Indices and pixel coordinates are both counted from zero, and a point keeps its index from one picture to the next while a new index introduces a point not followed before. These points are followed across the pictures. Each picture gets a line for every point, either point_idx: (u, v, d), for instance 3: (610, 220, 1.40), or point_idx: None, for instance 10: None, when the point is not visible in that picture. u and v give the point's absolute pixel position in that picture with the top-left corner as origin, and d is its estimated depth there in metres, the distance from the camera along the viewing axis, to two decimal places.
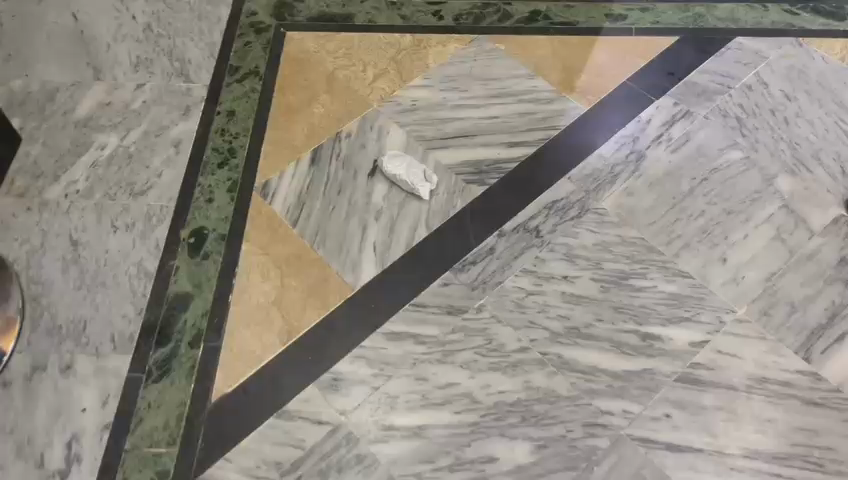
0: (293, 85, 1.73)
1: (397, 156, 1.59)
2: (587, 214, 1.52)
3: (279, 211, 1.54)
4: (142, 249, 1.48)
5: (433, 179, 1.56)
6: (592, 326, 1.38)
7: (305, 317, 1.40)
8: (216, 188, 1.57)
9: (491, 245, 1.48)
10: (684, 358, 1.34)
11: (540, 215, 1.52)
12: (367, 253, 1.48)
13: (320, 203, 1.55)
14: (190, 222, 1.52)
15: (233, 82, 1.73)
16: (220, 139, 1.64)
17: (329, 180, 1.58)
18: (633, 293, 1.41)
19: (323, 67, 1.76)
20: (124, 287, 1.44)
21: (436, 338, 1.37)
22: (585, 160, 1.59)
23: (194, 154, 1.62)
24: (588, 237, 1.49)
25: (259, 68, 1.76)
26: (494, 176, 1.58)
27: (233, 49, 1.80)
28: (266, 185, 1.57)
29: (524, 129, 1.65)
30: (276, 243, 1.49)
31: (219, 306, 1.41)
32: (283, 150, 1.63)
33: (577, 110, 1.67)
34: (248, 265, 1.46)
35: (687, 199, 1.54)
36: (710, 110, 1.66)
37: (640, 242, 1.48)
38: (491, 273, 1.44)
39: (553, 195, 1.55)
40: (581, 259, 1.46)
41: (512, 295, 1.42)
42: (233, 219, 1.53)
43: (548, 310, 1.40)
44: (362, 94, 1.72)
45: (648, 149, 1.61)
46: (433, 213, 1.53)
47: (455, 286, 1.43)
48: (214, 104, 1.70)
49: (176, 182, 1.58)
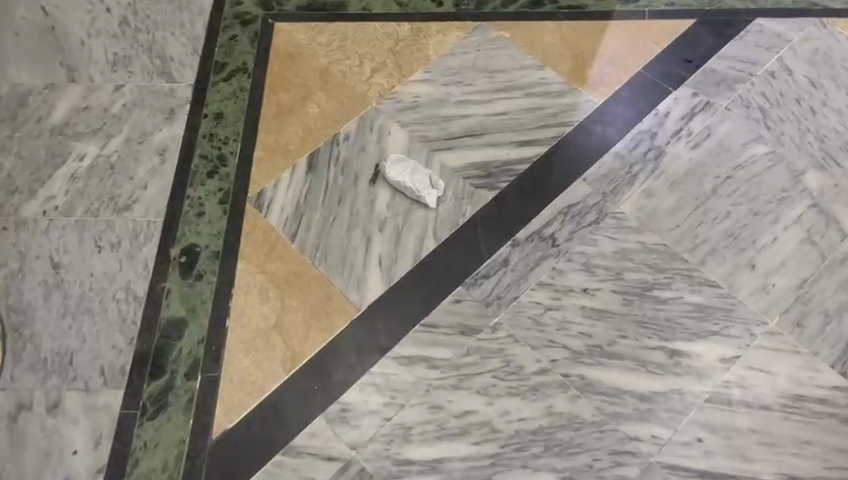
0: (284, 82, 1.61)
1: (400, 160, 1.48)
2: (605, 219, 1.42)
3: (276, 223, 1.43)
4: (129, 271, 1.38)
5: (440, 185, 1.45)
6: (616, 343, 1.29)
7: (308, 341, 1.31)
8: (207, 200, 1.46)
9: (505, 256, 1.39)
10: (715, 376, 1.26)
11: (555, 221, 1.42)
12: (373, 270, 1.38)
13: (320, 213, 1.44)
14: (180, 239, 1.42)
15: (219, 81, 1.61)
16: (208, 145, 1.53)
17: (328, 189, 1.47)
18: (658, 305, 1.33)
19: (315, 62, 1.64)
20: (112, 313, 1.34)
21: (450, 361, 1.28)
22: (601, 160, 1.50)
23: (181, 163, 1.51)
24: (606, 245, 1.40)
25: (247, 65, 1.64)
26: (504, 179, 1.48)
27: (218, 43, 1.67)
28: (260, 195, 1.47)
29: (534, 126, 1.54)
30: (274, 260, 1.39)
31: (216, 332, 1.32)
32: (277, 155, 1.51)
33: (590, 104, 1.57)
34: (245, 285, 1.36)
35: (710, 199, 1.44)
36: (731, 100, 1.56)
37: (662, 249, 1.39)
38: (506, 287, 1.35)
39: (569, 199, 1.45)
40: (601, 270, 1.37)
41: (528, 311, 1.33)
42: (227, 234, 1.42)
43: (568, 327, 1.31)
44: (358, 91, 1.60)
45: (668, 145, 1.51)
46: (441, 222, 1.43)
47: (468, 303, 1.34)
48: (200, 106, 1.58)
49: (163, 194, 1.47)
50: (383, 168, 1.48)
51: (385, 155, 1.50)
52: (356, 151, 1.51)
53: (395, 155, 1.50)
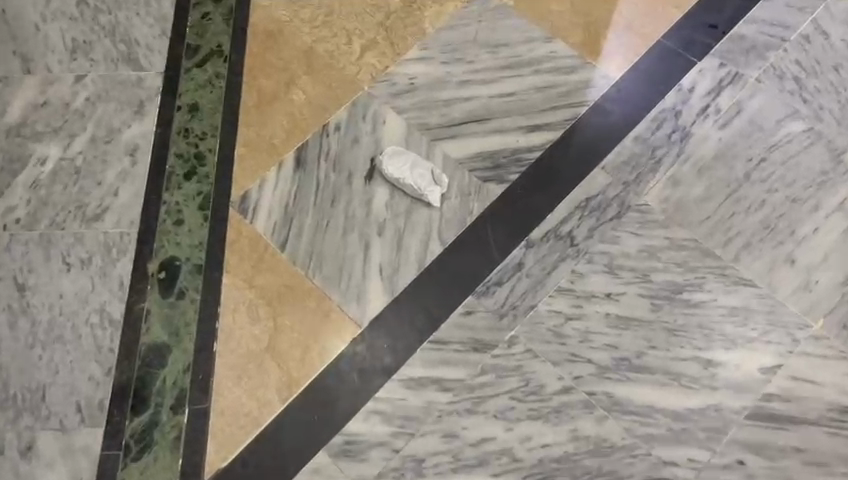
0: (264, 67, 1.45)
1: (398, 153, 1.33)
2: (628, 213, 1.29)
3: (263, 230, 1.29)
4: (103, 291, 1.24)
5: (444, 180, 1.31)
6: (645, 355, 1.17)
7: (305, 365, 1.18)
8: (186, 206, 1.32)
9: (518, 260, 1.26)
10: (755, 389, 1.14)
11: (572, 217, 1.29)
12: (373, 281, 1.24)
13: (311, 217, 1.30)
14: (158, 253, 1.28)
15: (193, 67, 1.45)
16: (183, 143, 1.38)
17: (319, 188, 1.33)
18: (689, 310, 1.21)
19: (298, 41, 1.47)
20: (86, 341, 1.20)
21: (463, 383, 1.16)
22: (620, 144, 1.35)
23: (154, 164, 1.36)
24: (630, 242, 1.26)
25: (223, 47, 1.47)
26: (514, 170, 1.33)
27: (189, 23, 1.50)
28: (244, 198, 1.32)
29: (544, 107, 1.39)
30: (262, 272, 1.25)
31: (202, 358, 1.19)
32: (261, 152, 1.36)
33: (606, 79, 1.41)
34: (232, 302, 1.23)
35: (743, 186, 1.30)
36: (762, 71, 1.40)
37: (692, 245, 1.26)
38: (521, 295, 1.22)
39: (586, 191, 1.31)
40: (625, 272, 1.24)
41: (547, 322, 1.20)
42: (209, 244, 1.28)
43: (591, 338, 1.19)
44: (348, 74, 1.43)
45: (694, 125, 1.36)
46: (447, 223, 1.29)
47: (479, 315, 1.21)
48: (172, 97, 1.42)
49: (136, 201, 1.32)
50: (380, 162, 1.33)
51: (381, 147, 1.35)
52: (349, 144, 1.36)
53: (392, 147, 1.34)
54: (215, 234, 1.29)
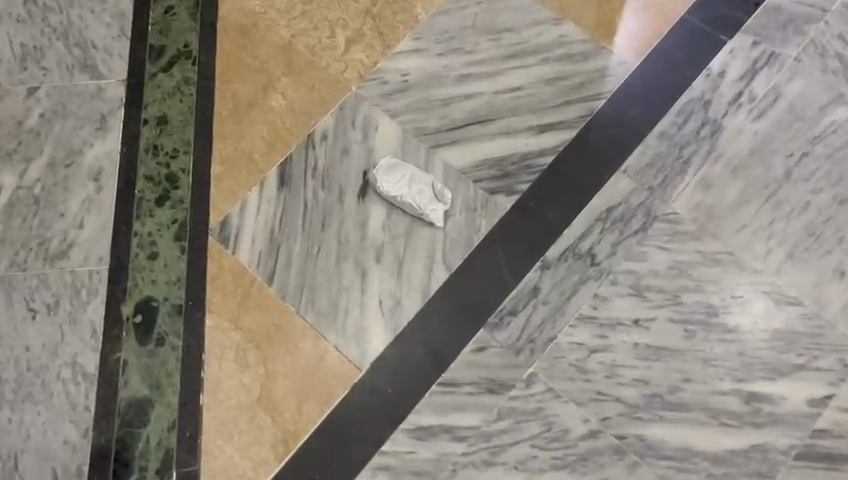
0: (238, 68, 1.28)
1: (395, 165, 1.18)
2: (654, 224, 1.15)
3: (247, 262, 1.16)
4: (74, 340, 1.12)
5: (447, 196, 1.16)
6: (679, 391, 1.05)
7: (303, 416, 1.06)
8: (160, 236, 1.18)
9: (534, 284, 1.12)
10: (803, 424, 1.03)
11: (592, 232, 1.15)
12: (372, 316, 1.11)
13: (300, 243, 1.16)
14: (132, 293, 1.15)
15: (158, 73, 1.29)
16: (152, 163, 1.23)
17: (307, 210, 1.19)
18: (727, 336, 1.08)
19: (275, 36, 1.30)
20: (59, 399, 1.09)
21: (478, 430, 1.05)
22: (644, 143, 1.20)
23: (122, 190, 1.21)
24: (658, 259, 1.13)
25: (190, 47, 1.31)
26: (524, 179, 1.19)
27: (150, 20, 1.33)
28: (224, 224, 1.18)
29: (555, 103, 1.23)
30: (249, 311, 1.12)
31: (188, 413, 1.07)
32: (240, 170, 1.21)
33: (624, 66, 1.25)
34: (217, 347, 1.11)
35: (784, 186, 1.16)
36: (801, 48, 1.24)
37: (728, 259, 1.12)
38: (538, 326, 1.10)
39: (607, 200, 1.16)
40: (654, 293, 1.11)
41: (569, 356, 1.08)
42: (189, 281, 1.15)
43: (619, 373, 1.07)
44: (332, 73, 1.27)
45: (726, 117, 1.20)
46: (452, 244, 1.15)
47: (493, 351, 1.09)
48: (136, 109, 1.27)
49: (103, 233, 1.18)
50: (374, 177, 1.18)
51: (374, 159, 1.21)
52: (338, 156, 1.22)
53: (387, 158, 1.20)
54: (194, 268, 1.16)
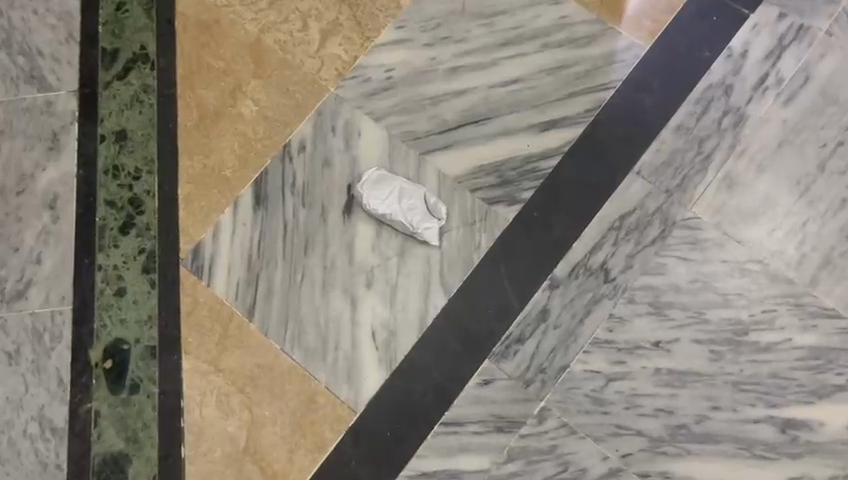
0: (201, 72, 1.15)
1: (383, 177, 1.06)
2: (674, 231, 1.03)
3: (224, 295, 1.05)
4: (40, 391, 1.02)
5: (442, 211, 1.04)
6: (707, 420, 0.96)
7: (294, 465, 0.97)
8: (126, 269, 1.07)
9: (542, 306, 1.01)
10: (844, 453, 0.94)
11: (604, 243, 1.03)
12: (365, 351, 1.01)
13: (281, 270, 1.05)
14: (100, 335, 1.04)
15: (114, 80, 1.16)
16: (113, 185, 1.11)
17: (288, 232, 1.07)
18: (759, 356, 0.98)
19: (240, 32, 1.16)
20: (27, 458, 0.99)
21: (488, 474, 0.96)
22: (659, 139, 1.07)
23: (81, 218, 1.09)
24: (679, 271, 1.01)
25: (147, 48, 1.17)
26: (527, 185, 1.07)
27: (101, 20, 1.19)
28: (196, 253, 1.07)
29: (558, 96, 1.10)
30: (230, 351, 1.02)
31: (169, 468, 0.98)
32: (210, 189, 1.09)
33: (633, 50, 1.11)
34: (197, 393, 1.01)
35: (817, 182, 1.04)
36: (833, 20, 1.10)
37: (757, 268, 1.01)
38: (549, 354, 0.99)
39: (620, 206, 1.04)
40: (676, 311, 1.00)
41: (584, 386, 0.98)
42: (161, 318, 1.04)
43: (640, 403, 0.97)
44: (307, 72, 1.13)
45: (749, 104, 1.07)
46: (450, 264, 1.04)
47: (500, 384, 0.98)
48: (91, 124, 1.14)
49: (64, 269, 1.07)
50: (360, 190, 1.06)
51: (358, 170, 1.09)
52: (319, 168, 1.09)
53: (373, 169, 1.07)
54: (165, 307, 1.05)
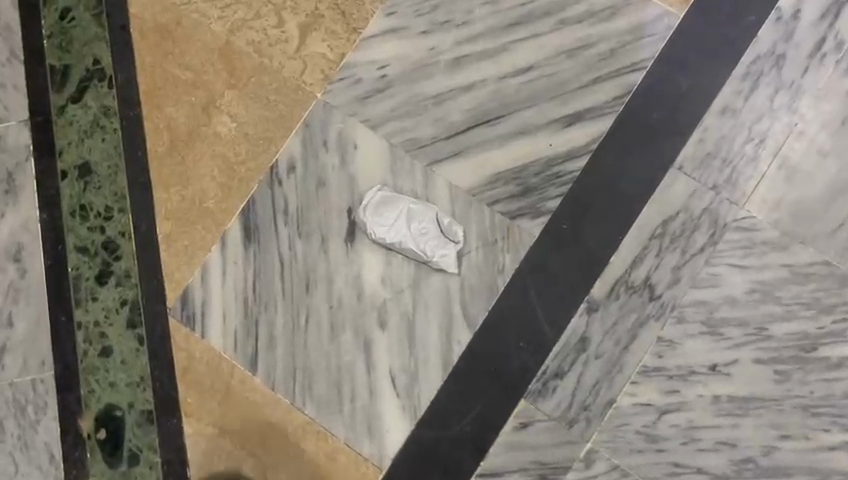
0: (167, 86, 0.99)
1: (387, 198, 0.93)
2: (726, 234, 0.90)
3: (221, 347, 0.93)
4: (33, 470, 0.92)
5: (458, 233, 0.91)
6: (776, 451, 0.85)
7: None
8: (109, 324, 0.95)
9: (581, 334, 0.89)
10: None
11: (646, 255, 0.90)
12: (385, 399, 0.90)
13: (283, 313, 0.93)
14: (90, 402, 0.94)
15: (68, 104, 1.01)
16: (83, 229, 0.97)
17: (285, 268, 0.94)
18: (831, 373, 0.86)
19: (207, 35, 1.00)
20: None
21: None
22: (702, 125, 0.92)
23: (51, 270, 0.97)
24: (734, 281, 0.89)
25: (102, 63, 1.01)
26: (553, 193, 0.93)
27: (45, 32, 1.02)
28: (185, 300, 0.95)
29: (581, 82, 0.94)
30: (235, 410, 0.92)
31: None
32: (192, 225, 0.96)
33: (666, 19, 0.94)
34: (205, 460, 0.91)
35: None
36: None
37: (824, 272, 0.88)
38: (592, 389, 0.88)
39: (662, 210, 0.91)
40: (733, 328, 0.88)
41: (635, 422, 0.87)
42: (155, 379, 0.93)
43: (699, 437, 0.86)
44: (288, 77, 0.98)
45: (805, 75, 0.91)
46: (472, 292, 0.91)
47: (540, 425, 0.88)
48: (49, 159, 0.99)
49: (40, 330, 0.95)
50: (363, 215, 0.92)
51: (358, 190, 0.95)
52: (312, 191, 0.95)
53: (376, 188, 0.94)
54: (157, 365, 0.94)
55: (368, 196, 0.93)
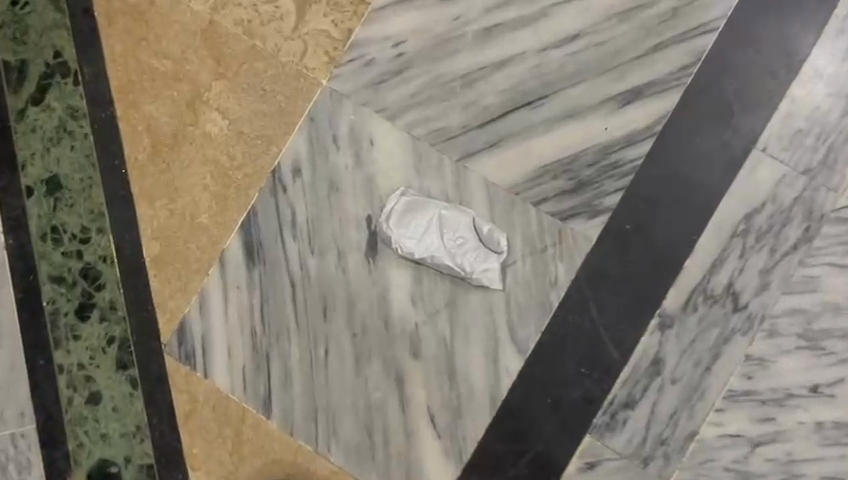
0: (143, 80, 0.83)
1: (414, 203, 0.77)
2: (824, 228, 0.74)
3: (229, 388, 0.80)
4: None
5: (500, 243, 0.76)
6: None
7: None
8: (95, 366, 0.81)
9: (654, 355, 0.75)
10: None
11: (727, 257, 0.76)
12: (425, 441, 0.77)
13: (299, 345, 0.79)
14: (79, 457, 0.80)
15: (28, 107, 0.85)
16: (56, 255, 0.83)
17: (298, 292, 0.80)
18: None
19: (185, 15, 0.83)
20: None
21: None
22: (790, 95, 0.76)
23: (23, 305, 0.82)
24: (836, 285, 0.74)
25: (63, 55, 0.85)
26: (611, 186, 0.78)
27: None
28: (182, 334, 0.81)
29: (639, 50, 0.78)
30: (250, 461, 0.78)
31: None
32: (184, 245, 0.81)
33: None
34: None
35: None
36: None
37: None
38: (669, 420, 0.75)
39: (744, 202, 0.76)
40: (835, 341, 0.74)
41: (723, 457, 0.74)
42: (154, 428, 0.80)
43: (799, 472, 0.74)
44: (285, 61, 0.82)
45: None
46: (521, 311, 0.77)
47: (610, 465, 0.75)
48: (10, 174, 0.84)
49: (16, 377, 0.81)
50: (386, 226, 0.77)
51: (379, 195, 0.80)
52: (323, 198, 0.81)
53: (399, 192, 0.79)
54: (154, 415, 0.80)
55: (392, 203, 0.78)
